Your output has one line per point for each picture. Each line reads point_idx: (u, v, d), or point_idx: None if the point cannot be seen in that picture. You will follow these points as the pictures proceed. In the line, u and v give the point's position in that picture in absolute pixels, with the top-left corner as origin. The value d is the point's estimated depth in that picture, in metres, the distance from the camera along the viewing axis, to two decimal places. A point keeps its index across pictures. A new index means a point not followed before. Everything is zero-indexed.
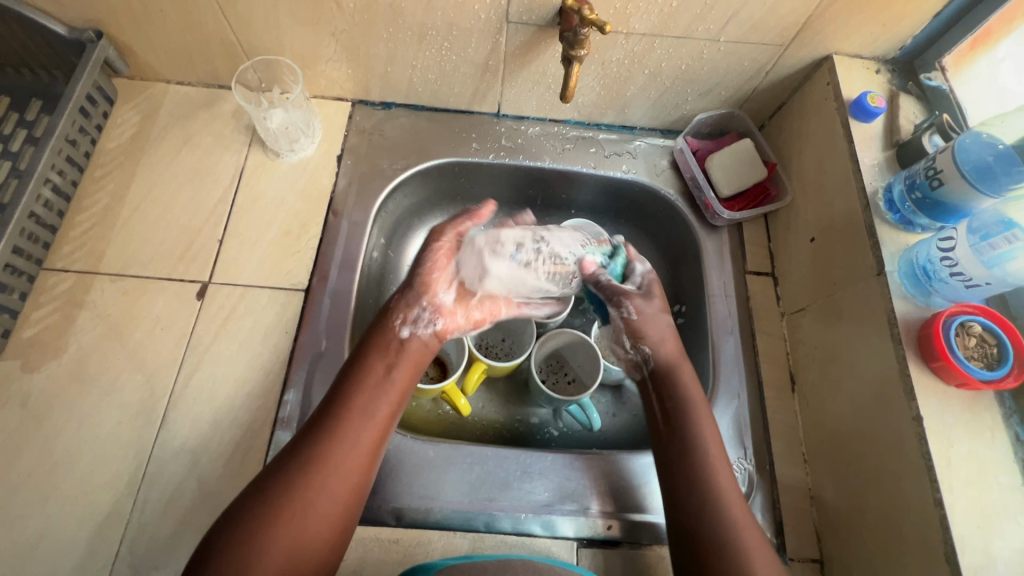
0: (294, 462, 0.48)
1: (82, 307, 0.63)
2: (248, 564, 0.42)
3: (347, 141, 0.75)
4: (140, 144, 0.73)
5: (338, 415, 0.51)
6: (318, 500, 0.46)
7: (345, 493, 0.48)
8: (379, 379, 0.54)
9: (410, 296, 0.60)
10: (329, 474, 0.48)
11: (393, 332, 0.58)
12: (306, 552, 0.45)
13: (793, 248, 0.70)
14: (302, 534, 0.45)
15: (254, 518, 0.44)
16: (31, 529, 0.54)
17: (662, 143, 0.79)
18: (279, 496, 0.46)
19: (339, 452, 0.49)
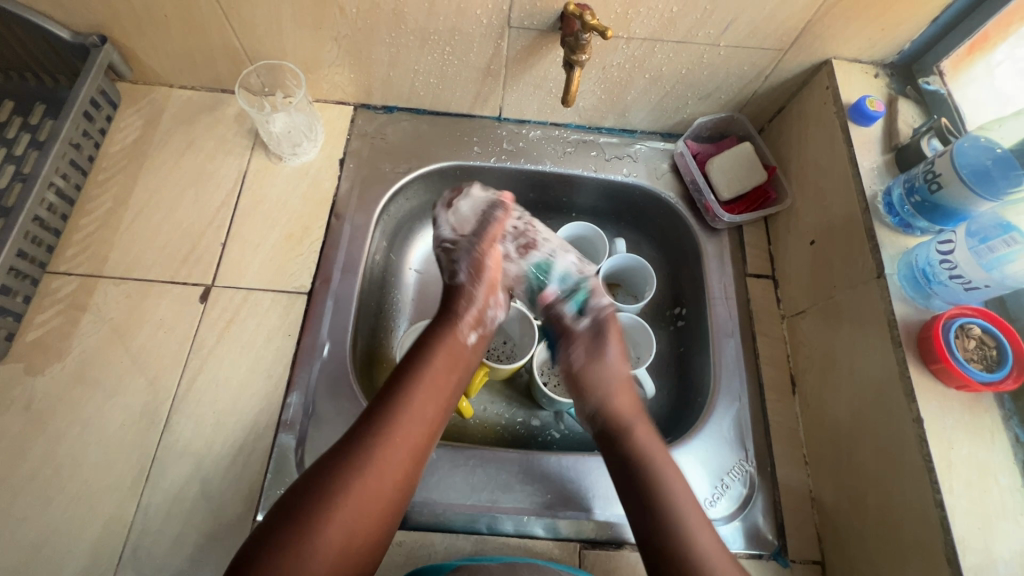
0: (350, 457, 0.49)
1: (86, 310, 0.64)
2: (299, 558, 0.44)
3: (350, 145, 0.76)
4: (144, 148, 0.73)
5: (394, 411, 0.52)
6: (371, 497, 0.48)
7: (398, 489, 0.50)
8: (437, 377, 0.56)
9: (477, 300, 0.64)
10: (384, 472, 0.49)
11: (462, 336, 0.61)
12: (355, 544, 0.46)
13: (793, 250, 0.70)
14: (354, 529, 0.47)
15: (309, 512, 0.46)
16: (35, 531, 0.54)
17: (662, 147, 0.80)
18: (336, 491, 0.47)
19: (395, 450, 0.50)
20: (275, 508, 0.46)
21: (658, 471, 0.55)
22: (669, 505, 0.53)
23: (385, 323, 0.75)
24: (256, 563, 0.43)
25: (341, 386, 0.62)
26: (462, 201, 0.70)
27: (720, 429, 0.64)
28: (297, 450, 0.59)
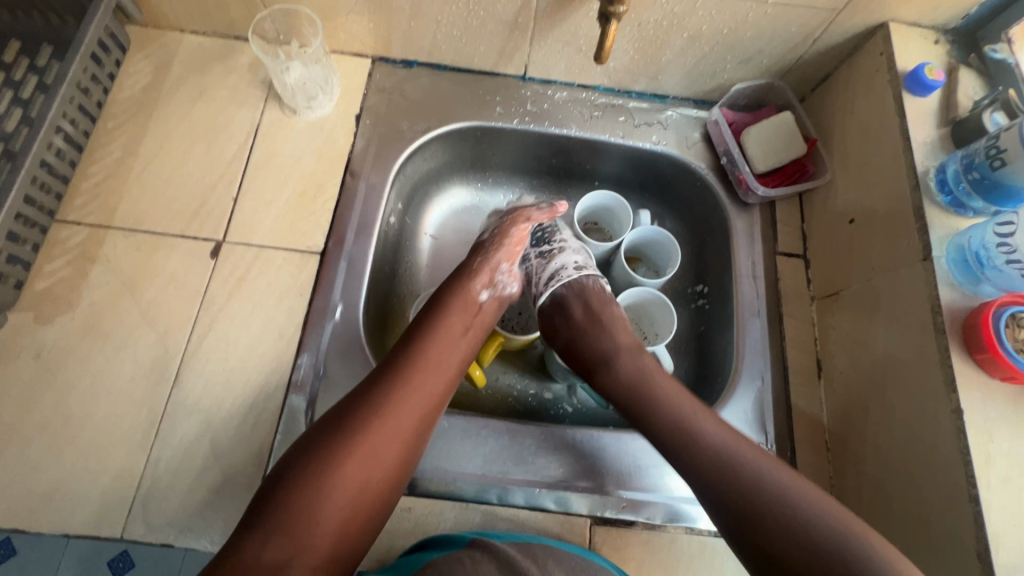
0: (368, 400, 0.48)
1: (95, 261, 0.62)
2: (322, 489, 0.43)
3: (366, 100, 0.72)
4: (154, 95, 0.70)
5: (410, 361, 0.52)
6: (389, 438, 0.47)
7: (415, 437, 0.49)
8: (453, 332, 0.56)
9: (490, 258, 0.63)
10: (402, 417, 0.48)
11: (472, 290, 0.61)
12: (372, 486, 0.45)
13: (829, 229, 0.67)
14: (371, 471, 0.45)
15: (328, 451, 0.45)
16: (46, 480, 0.54)
17: (695, 114, 0.76)
18: (354, 432, 0.46)
19: (411, 396, 0.49)
20: (296, 446, 0.46)
21: (634, 373, 0.56)
22: (654, 405, 0.53)
23: (399, 288, 0.73)
24: (278, 492, 0.43)
25: (354, 348, 0.60)
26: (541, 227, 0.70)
27: (741, 411, 0.62)
28: (307, 412, 0.58)
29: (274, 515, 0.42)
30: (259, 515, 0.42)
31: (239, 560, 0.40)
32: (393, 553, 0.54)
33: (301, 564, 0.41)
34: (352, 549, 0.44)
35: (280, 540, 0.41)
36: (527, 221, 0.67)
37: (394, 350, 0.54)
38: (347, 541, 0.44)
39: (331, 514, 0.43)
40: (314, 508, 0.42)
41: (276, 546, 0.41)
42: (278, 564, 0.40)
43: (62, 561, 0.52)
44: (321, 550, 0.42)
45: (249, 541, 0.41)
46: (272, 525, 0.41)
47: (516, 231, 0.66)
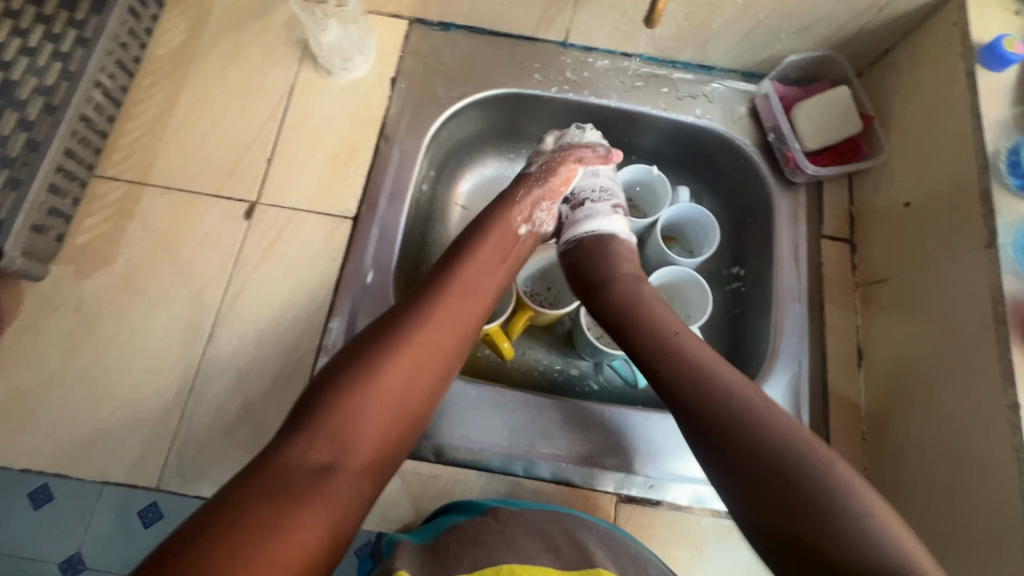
0: (407, 317, 0.48)
1: (133, 218, 0.63)
2: (365, 394, 0.44)
3: (402, 63, 0.70)
4: (189, 53, 0.69)
5: (447, 283, 0.52)
6: (428, 350, 0.47)
7: (452, 355, 0.49)
8: (491, 259, 0.55)
9: (534, 193, 0.62)
10: (440, 333, 0.48)
11: (513, 222, 0.59)
12: (412, 395, 0.46)
13: (880, 212, 0.64)
14: (410, 384, 0.46)
15: (370, 362, 0.45)
16: (86, 429, 0.55)
17: (743, 88, 0.72)
18: (396, 344, 0.46)
19: (450, 316, 0.50)
20: (335, 360, 0.46)
21: (636, 298, 0.56)
22: (657, 326, 0.53)
23: (429, 257, 0.72)
24: (320, 396, 0.43)
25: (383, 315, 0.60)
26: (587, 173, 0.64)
27: (775, 396, 0.60)
28: None
29: (319, 418, 0.42)
30: (301, 421, 0.42)
31: (284, 460, 0.40)
32: (419, 518, 0.54)
33: (344, 467, 0.41)
34: (392, 457, 0.45)
35: (325, 443, 0.41)
36: (578, 162, 0.64)
37: (430, 275, 0.53)
38: (385, 449, 0.44)
39: (372, 421, 0.43)
40: (356, 415, 0.43)
41: (320, 448, 0.41)
42: (322, 465, 0.40)
43: (95, 511, 0.53)
44: (362, 455, 0.42)
45: (293, 443, 0.41)
46: (317, 429, 0.42)
47: (565, 169, 0.63)
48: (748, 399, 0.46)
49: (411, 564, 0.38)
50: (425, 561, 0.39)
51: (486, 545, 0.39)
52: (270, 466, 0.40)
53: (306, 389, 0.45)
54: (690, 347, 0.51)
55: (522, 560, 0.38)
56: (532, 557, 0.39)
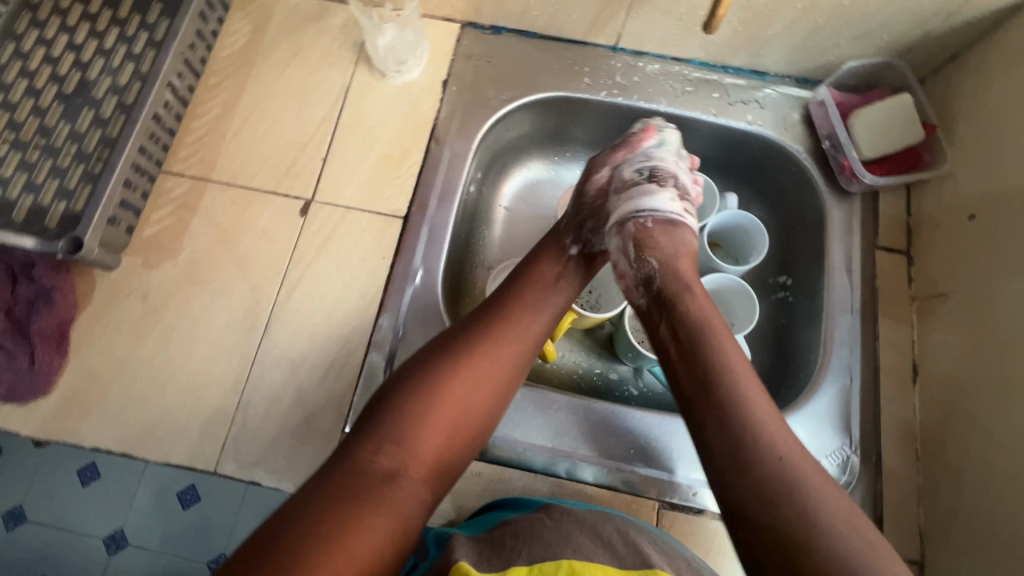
0: (469, 331, 0.49)
1: (196, 213, 0.66)
2: (430, 405, 0.45)
3: (454, 66, 0.72)
4: (252, 54, 0.72)
5: (508, 298, 0.52)
6: (492, 366, 0.48)
7: (513, 369, 0.49)
8: (553, 274, 0.56)
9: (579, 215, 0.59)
10: (504, 349, 0.49)
11: (562, 243, 0.58)
12: (473, 409, 0.46)
13: (941, 225, 0.62)
14: (472, 396, 0.46)
15: (434, 372, 0.46)
16: (151, 413, 0.58)
17: (797, 93, 0.71)
18: (459, 357, 0.47)
19: (510, 330, 0.50)
20: (402, 368, 0.48)
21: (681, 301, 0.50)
22: (699, 332, 0.47)
23: (473, 257, 0.73)
24: (388, 403, 0.45)
25: (431, 313, 0.61)
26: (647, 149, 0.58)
27: (824, 409, 0.59)
28: (386, 369, 0.60)
29: (385, 424, 0.44)
30: (370, 426, 0.44)
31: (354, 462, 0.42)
32: (463, 514, 0.55)
33: (409, 475, 0.43)
34: (451, 470, 0.45)
35: (391, 451, 0.43)
36: (599, 165, 0.60)
37: (495, 291, 0.54)
38: (447, 460, 0.45)
39: (436, 431, 0.44)
40: (421, 424, 0.44)
41: (388, 455, 0.43)
42: (388, 471, 0.42)
43: (141, 485, 0.57)
44: (426, 464, 0.44)
45: (363, 448, 0.43)
46: (385, 435, 0.43)
47: (588, 184, 0.60)
48: (772, 441, 0.41)
49: (470, 554, 0.39)
50: (483, 552, 0.40)
51: (543, 539, 0.40)
52: (342, 469, 0.42)
53: (374, 395, 0.47)
54: (729, 364, 0.45)
55: (579, 554, 0.38)
56: (588, 553, 0.39)
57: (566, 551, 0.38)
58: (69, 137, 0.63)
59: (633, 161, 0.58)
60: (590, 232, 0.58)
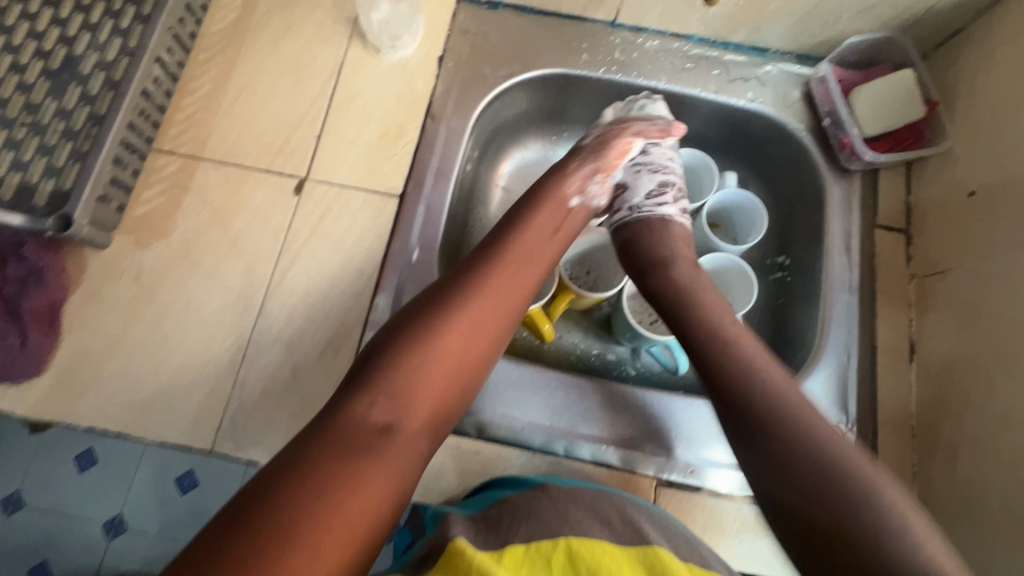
0: (462, 284, 0.48)
1: (188, 191, 0.65)
2: (422, 357, 0.44)
3: (449, 42, 0.70)
4: (242, 29, 0.70)
5: (502, 253, 0.51)
6: (484, 318, 0.47)
7: (507, 322, 0.49)
8: (544, 230, 0.55)
9: (588, 166, 0.61)
10: (497, 302, 0.48)
11: (565, 193, 0.59)
12: (467, 361, 0.46)
13: (941, 203, 0.62)
14: (466, 349, 0.46)
15: (426, 326, 0.46)
16: (146, 393, 0.58)
17: (798, 71, 0.70)
18: (453, 310, 0.46)
19: (504, 284, 0.49)
20: (393, 322, 0.47)
21: (690, 289, 0.56)
22: (708, 318, 0.52)
23: (471, 238, 0.73)
24: (380, 356, 0.44)
25: None
26: (653, 148, 0.64)
27: (821, 387, 0.59)
28: None
29: (377, 377, 0.43)
30: (362, 381, 0.43)
31: (346, 416, 0.42)
32: (461, 492, 0.55)
33: (404, 428, 0.42)
34: (445, 421, 0.46)
35: (384, 404, 0.42)
36: (635, 135, 0.62)
37: (485, 243, 0.53)
38: (442, 413, 0.45)
39: (430, 384, 0.44)
40: (414, 377, 0.44)
41: (380, 409, 0.42)
42: (381, 425, 0.41)
43: (140, 466, 0.57)
44: (420, 417, 0.43)
45: (354, 402, 0.42)
46: (378, 389, 0.43)
47: (619, 145, 0.62)
48: (792, 404, 0.45)
49: (467, 531, 0.40)
50: (480, 529, 0.41)
51: (540, 517, 0.40)
52: (333, 424, 0.41)
53: (364, 349, 0.46)
54: (740, 341, 0.50)
55: (577, 532, 0.39)
56: (586, 531, 0.39)
57: (566, 531, 0.39)
58: (56, 114, 0.62)
59: (636, 160, 0.63)
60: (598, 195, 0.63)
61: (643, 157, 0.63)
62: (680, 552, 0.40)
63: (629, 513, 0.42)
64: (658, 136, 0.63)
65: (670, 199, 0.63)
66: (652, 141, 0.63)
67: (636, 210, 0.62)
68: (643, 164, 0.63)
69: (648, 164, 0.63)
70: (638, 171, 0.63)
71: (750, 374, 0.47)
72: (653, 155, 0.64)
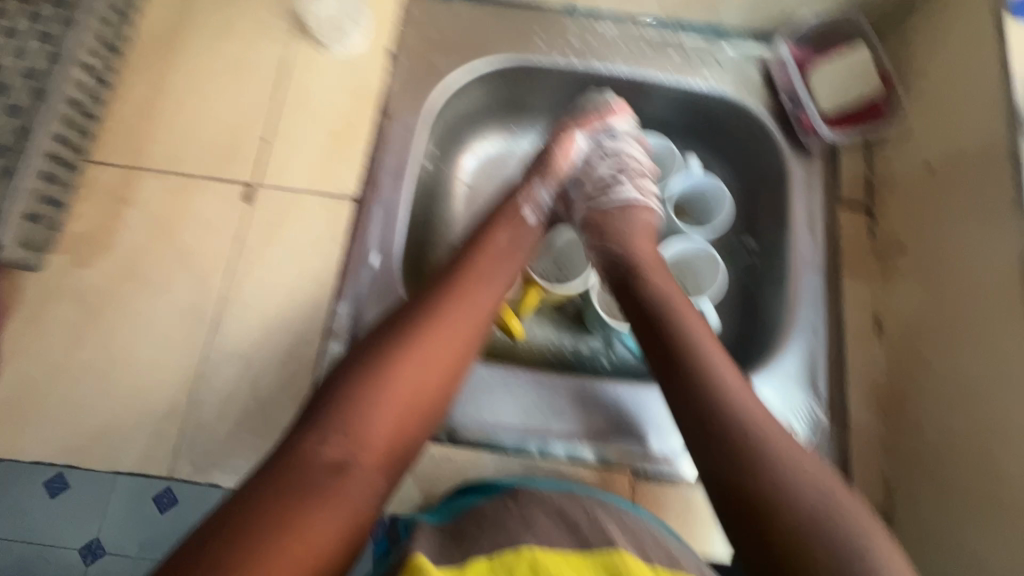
0: (418, 312, 0.47)
1: (130, 204, 0.61)
2: (376, 390, 0.43)
3: (400, 35, 0.68)
4: (178, 29, 0.67)
5: (458, 277, 0.50)
6: (442, 345, 0.46)
7: (467, 349, 0.48)
8: (504, 248, 0.54)
9: (535, 177, 0.61)
10: (455, 328, 0.47)
11: (520, 210, 0.58)
12: (424, 392, 0.45)
13: (900, 178, 0.62)
14: (423, 379, 0.45)
15: (381, 357, 0.44)
16: (95, 420, 0.55)
17: (755, 51, 0.69)
18: (408, 339, 0.45)
19: (462, 309, 0.48)
20: (348, 352, 0.46)
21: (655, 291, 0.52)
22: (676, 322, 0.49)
23: (435, 236, 0.71)
24: (333, 389, 0.43)
25: (391, 297, 0.59)
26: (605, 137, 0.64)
27: (791, 368, 0.60)
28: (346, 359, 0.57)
29: (330, 413, 0.42)
30: (316, 417, 0.42)
31: (298, 456, 0.40)
32: (434, 500, 0.53)
33: (359, 465, 0.41)
34: (406, 455, 0.44)
35: (337, 440, 0.41)
36: (574, 128, 0.64)
37: (444, 267, 0.52)
38: (401, 446, 0.43)
39: (386, 418, 0.42)
40: (370, 411, 0.42)
41: (334, 446, 0.40)
42: (334, 462, 0.40)
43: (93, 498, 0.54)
44: (376, 453, 0.42)
45: (306, 440, 0.41)
46: (332, 425, 0.41)
47: (561, 148, 0.63)
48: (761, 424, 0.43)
49: (431, 545, 0.38)
50: (443, 544, 0.38)
51: (505, 527, 0.39)
52: (284, 464, 0.39)
53: (319, 382, 0.45)
54: (706, 349, 0.47)
55: (540, 542, 0.37)
56: (550, 541, 0.37)
57: (529, 541, 0.37)
58: None
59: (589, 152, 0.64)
60: (555, 201, 0.62)
61: (598, 147, 0.63)
62: (646, 555, 0.38)
63: (596, 516, 0.40)
64: (600, 121, 0.64)
65: (630, 182, 0.62)
66: (603, 132, 0.64)
67: (595, 201, 0.61)
68: (600, 153, 0.63)
69: (604, 151, 0.63)
70: (596, 159, 0.63)
71: (717, 392, 0.45)
72: (607, 143, 0.63)
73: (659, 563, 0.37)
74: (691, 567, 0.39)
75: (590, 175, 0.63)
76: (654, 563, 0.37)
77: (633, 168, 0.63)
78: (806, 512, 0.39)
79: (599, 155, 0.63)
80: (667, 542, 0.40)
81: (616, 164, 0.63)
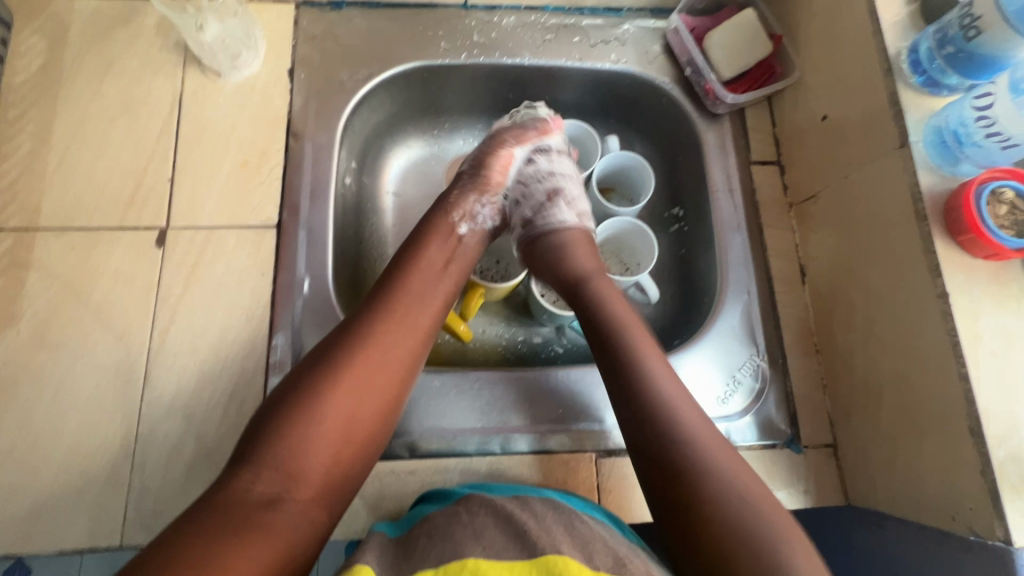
0: (351, 339, 0.47)
1: (30, 268, 0.57)
2: (310, 421, 0.42)
3: (297, 51, 0.66)
4: (54, 75, 0.62)
5: (391, 299, 0.50)
6: (378, 370, 0.46)
7: (404, 374, 0.47)
8: (435, 265, 0.54)
9: (468, 193, 0.61)
10: (390, 353, 0.47)
11: (451, 223, 0.58)
12: (361, 420, 0.44)
13: (802, 130, 0.65)
14: (356, 408, 0.44)
15: (311, 387, 0.44)
16: (29, 504, 0.51)
17: (654, 25, 0.71)
18: (338, 369, 0.45)
19: (395, 333, 0.48)
20: (281, 384, 0.45)
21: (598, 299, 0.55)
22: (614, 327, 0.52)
23: (368, 252, 0.69)
24: (266, 424, 0.42)
25: (330, 322, 0.58)
26: (540, 155, 0.65)
27: (730, 326, 0.62)
28: None
29: (263, 448, 0.41)
30: (247, 454, 0.41)
31: (230, 493, 0.39)
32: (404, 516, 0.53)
33: (292, 498, 0.40)
34: (344, 486, 0.43)
35: (271, 475, 0.40)
36: (512, 147, 0.64)
37: (377, 288, 0.52)
38: (339, 476, 0.43)
39: (319, 450, 0.42)
40: (301, 444, 0.42)
41: (265, 480, 0.40)
42: (267, 497, 0.39)
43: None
44: (313, 484, 0.41)
45: (239, 476, 0.40)
46: (262, 460, 0.41)
47: (497, 163, 0.64)
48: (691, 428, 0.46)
49: (379, 558, 0.38)
50: (394, 558, 0.38)
51: (454, 538, 0.39)
52: (213, 502, 0.39)
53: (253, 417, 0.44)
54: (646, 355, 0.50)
55: (487, 554, 0.37)
56: (494, 551, 0.37)
57: (475, 551, 0.37)
58: None
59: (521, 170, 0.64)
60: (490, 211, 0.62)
61: (532, 166, 0.64)
62: (592, 561, 0.37)
63: (543, 526, 0.40)
64: (538, 138, 0.66)
65: (565, 204, 0.62)
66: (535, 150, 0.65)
67: (534, 222, 0.62)
68: (534, 171, 0.64)
69: (536, 170, 0.64)
70: (530, 177, 0.64)
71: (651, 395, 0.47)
72: (538, 161, 0.65)
73: (602, 567, 0.37)
74: (638, 569, 0.38)
75: (523, 196, 0.64)
76: (598, 568, 0.36)
77: (569, 186, 0.64)
78: (728, 510, 0.41)
79: (532, 173, 0.64)
80: (617, 547, 0.40)
81: (552, 182, 0.63)
